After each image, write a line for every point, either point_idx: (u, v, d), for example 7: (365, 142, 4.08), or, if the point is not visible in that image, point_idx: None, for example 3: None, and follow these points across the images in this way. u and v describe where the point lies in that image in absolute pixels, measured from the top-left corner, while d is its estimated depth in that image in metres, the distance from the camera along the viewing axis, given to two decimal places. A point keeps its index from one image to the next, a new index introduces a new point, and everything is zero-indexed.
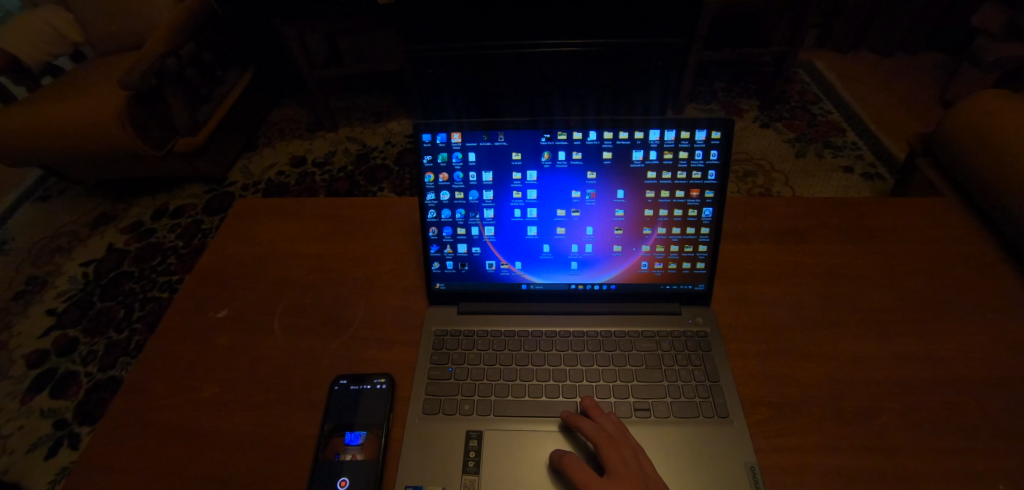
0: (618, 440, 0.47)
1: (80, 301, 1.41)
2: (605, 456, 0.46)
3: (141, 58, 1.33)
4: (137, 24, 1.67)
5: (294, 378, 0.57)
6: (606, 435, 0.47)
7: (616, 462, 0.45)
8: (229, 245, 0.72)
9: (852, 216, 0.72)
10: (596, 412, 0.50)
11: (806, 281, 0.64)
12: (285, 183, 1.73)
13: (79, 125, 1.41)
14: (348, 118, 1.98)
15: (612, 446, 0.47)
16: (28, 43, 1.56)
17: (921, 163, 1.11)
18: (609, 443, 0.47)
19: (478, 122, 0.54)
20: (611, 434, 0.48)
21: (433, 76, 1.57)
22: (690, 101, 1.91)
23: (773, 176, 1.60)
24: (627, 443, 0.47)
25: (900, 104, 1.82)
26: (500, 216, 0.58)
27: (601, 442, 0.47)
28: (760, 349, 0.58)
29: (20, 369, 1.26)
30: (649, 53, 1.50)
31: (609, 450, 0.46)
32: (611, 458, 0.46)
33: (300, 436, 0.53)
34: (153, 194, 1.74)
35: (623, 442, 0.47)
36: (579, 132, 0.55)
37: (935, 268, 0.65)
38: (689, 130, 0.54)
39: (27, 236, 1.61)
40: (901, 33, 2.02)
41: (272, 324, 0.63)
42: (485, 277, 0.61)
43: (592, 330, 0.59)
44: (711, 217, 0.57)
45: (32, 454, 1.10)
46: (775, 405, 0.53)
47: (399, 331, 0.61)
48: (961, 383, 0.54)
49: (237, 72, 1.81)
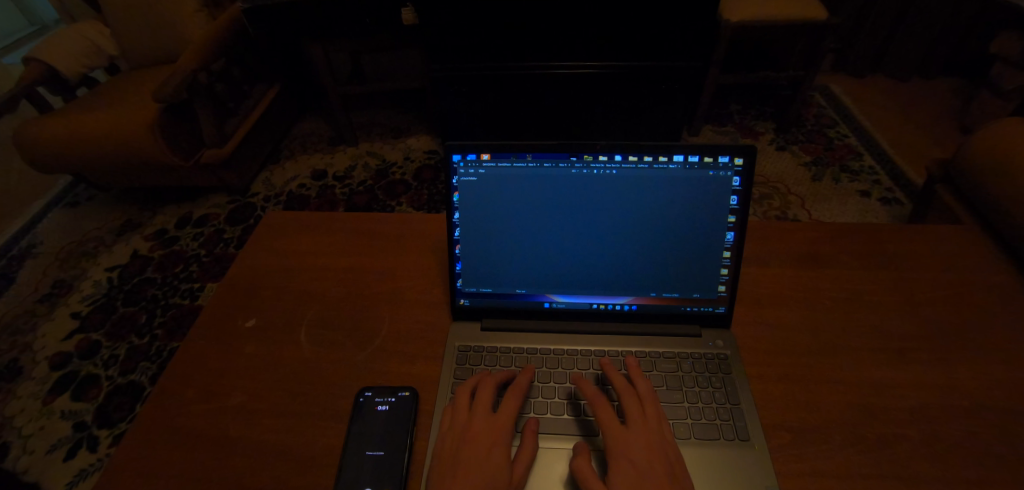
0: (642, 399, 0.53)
1: (104, 305, 1.45)
2: (626, 406, 0.51)
3: (174, 74, 1.39)
4: (168, 40, 1.73)
5: (320, 388, 0.59)
6: (631, 389, 0.53)
7: (632, 413, 0.51)
8: (258, 256, 0.75)
9: (874, 243, 0.72)
10: (635, 373, 0.55)
11: (826, 306, 0.65)
12: (306, 195, 1.76)
13: (110, 136, 1.46)
14: (369, 133, 2.02)
15: (633, 400, 0.52)
16: (68, 56, 1.64)
17: (940, 190, 1.10)
18: (629, 396, 0.52)
19: (507, 144, 0.57)
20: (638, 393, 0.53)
21: (455, 94, 1.61)
22: (706, 123, 1.93)
23: (790, 199, 1.60)
24: (650, 401, 0.52)
25: (917, 129, 1.83)
26: (524, 235, 0.60)
27: (623, 395, 0.52)
28: (782, 373, 0.58)
29: (43, 370, 1.29)
30: (666, 77, 1.52)
31: (629, 399, 0.52)
32: (629, 409, 0.51)
33: (326, 447, 0.54)
34: (178, 203, 1.78)
35: (647, 399, 0.52)
36: (604, 156, 0.57)
37: (959, 296, 0.65)
38: (711, 155, 0.55)
39: (55, 241, 1.66)
40: (919, 59, 2.02)
41: (299, 334, 0.64)
42: (507, 294, 0.62)
43: (613, 350, 0.60)
44: (733, 241, 0.58)
45: (51, 456, 1.12)
46: (796, 431, 0.53)
47: (423, 345, 0.62)
48: (987, 415, 0.54)
49: (263, 87, 1.86)
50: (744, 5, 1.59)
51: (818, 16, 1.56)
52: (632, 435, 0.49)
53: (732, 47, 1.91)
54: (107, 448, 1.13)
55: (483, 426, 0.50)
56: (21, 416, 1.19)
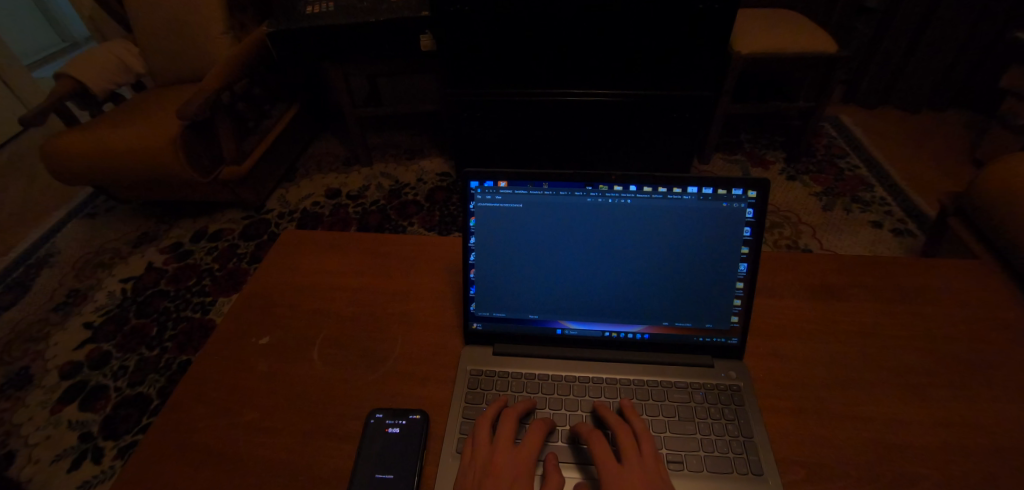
0: (637, 433, 0.53)
1: (117, 316, 1.46)
2: (622, 443, 0.51)
3: (198, 94, 1.43)
4: (193, 60, 1.78)
5: (331, 407, 0.59)
6: (625, 427, 0.53)
7: (629, 449, 0.51)
8: (275, 274, 0.76)
9: (889, 275, 0.72)
10: (628, 411, 0.55)
11: (839, 339, 0.64)
12: (319, 213, 1.79)
13: (133, 151, 1.50)
14: (383, 154, 2.05)
15: (628, 436, 0.52)
16: (97, 73, 1.70)
17: (952, 223, 1.10)
18: (625, 432, 0.52)
19: (524, 173, 0.58)
20: (633, 428, 0.53)
21: (468, 118, 1.64)
22: (717, 151, 1.94)
23: (801, 229, 1.60)
24: (645, 434, 0.52)
25: (928, 162, 1.83)
26: (538, 261, 0.61)
27: (619, 431, 0.53)
28: (795, 406, 0.57)
29: (53, 379, 1.30)
30: (678, 105, 1.54)
31: (624, 437, 0.52)
32: (625, 445, 0.51)
33: (334, 468, 0.54)
34: (194, 217, 1.81)
35: (641, 432, 0.52)
36: (620, 186, 0.58)
37: (977, 333, 0.64)
38: (726, 188, 0.56)
39: (74, 251, 1.69)
40: (929, 92, 2.03)
41: (311, 353, 0.65)
42: (520, 321, 0.62)
43: (625, 378, 0.60)
44: (746, 272, 0.58)
45: (56, 466, 1.12)
46: (810, 467, 0.52)
47: (434, 369, 0.62)
48: (1003, 454, 0.53)
49: (282, 107, 1.91)
50: (757, 38, 1.61)
51: (829, 50, 1.58)
52: (628, 469, 0.49)
53: (743, 78, 1.94)
54: (113, 461, 1.13)
55: (510, 459, 0.51)
56: (28, 425, 1.20)
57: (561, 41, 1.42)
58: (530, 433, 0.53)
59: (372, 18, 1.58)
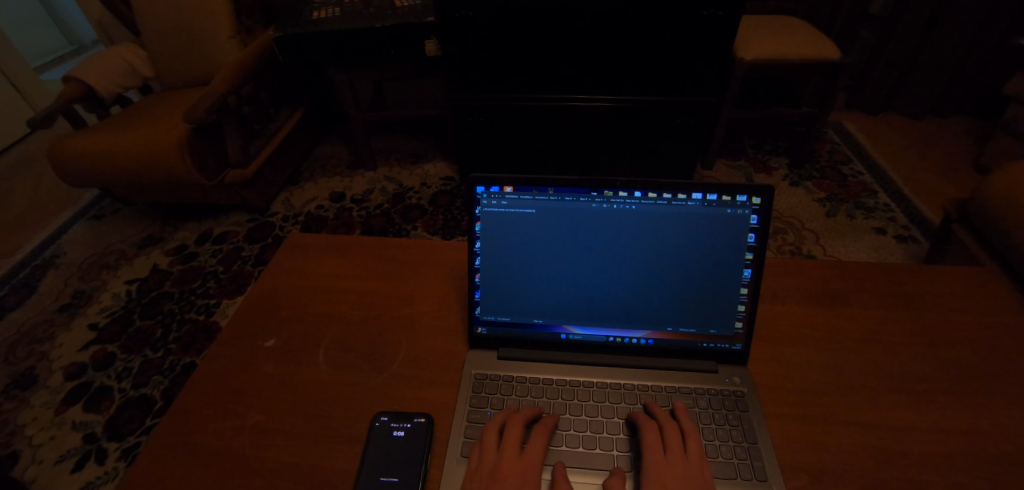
0: (685, 434, 0.54)
1: (122, 317, 1.47)
2: (669, 440, 0.53)
3: (205, 98, 1.45)
4: (200, 63, 1.80)
5: (337, 410, 0.59)
6: (675, 425, 0.54)
7: (675, 448, 0.52)
8: (281, 277, 0.76)
9: (892, 281, 0.72)
10: (680, 412, 0.56)
11: (842, 345, 0.64)
12: (324, 216, 1.80)
13: (140, 154, 1.51)
14: (387, 158, 2.06)
15: (676, 434, 0.53)
16: (104, 76, 1.71)
17: (956, 230, 1.10)
18: (674, 431, 0.54)
19: (530, 179, 0.59)
20: (681, 429, 0.54)
21: (473, 123, 1.65)
22: (720, 157, 1.95)
23: (804, 234, 1.60)
24: (693, 436, 0.53)
25: (932, 168, 1.83)
26: (543, 266, 0.61)
27: (669, 429, 0.54)
28: (799, 411, 0.58)
29: (58, 380, 1.31)
30: (682, 111, 1.55)
31: (673, 435, 0.53)
32: (672, 443, 0.52)
33: (338, 471, 0.54)
34: (199, 220, 1.82)
35: (690, 435, 0.53)
36: (625, 191, 0.58)
37: (982, 339, 0.64)
38: (730, 195, 0.57)
39: (80, 252, 1.71)
40: (933, 99, 2.03)
41: (317, 356, 0.65)
42: (525, 325, 0.63)
43: (630, 383, 0.60)
44: (750, 278, 0.58)
45: (60, 466, 1.13)
46: (813, 473, 0.52)
47: (439, 372, 0.63)
48: (1009, 463, 0.53)
49: (287, 111, 1.92)
50: (760, 44, 1.62)
51: (832, 57, 1.59)
52: (671, 465, 0.51)
53: (746, 84, 1.94)
54: (116, 462, 1.14)
55: (513, 462, 0.51)
56: (33, 425, 1.21)
57: (565, 47, 1.43)
58: (535, 436, 0.54)
59: (379, 24, 1.60)
